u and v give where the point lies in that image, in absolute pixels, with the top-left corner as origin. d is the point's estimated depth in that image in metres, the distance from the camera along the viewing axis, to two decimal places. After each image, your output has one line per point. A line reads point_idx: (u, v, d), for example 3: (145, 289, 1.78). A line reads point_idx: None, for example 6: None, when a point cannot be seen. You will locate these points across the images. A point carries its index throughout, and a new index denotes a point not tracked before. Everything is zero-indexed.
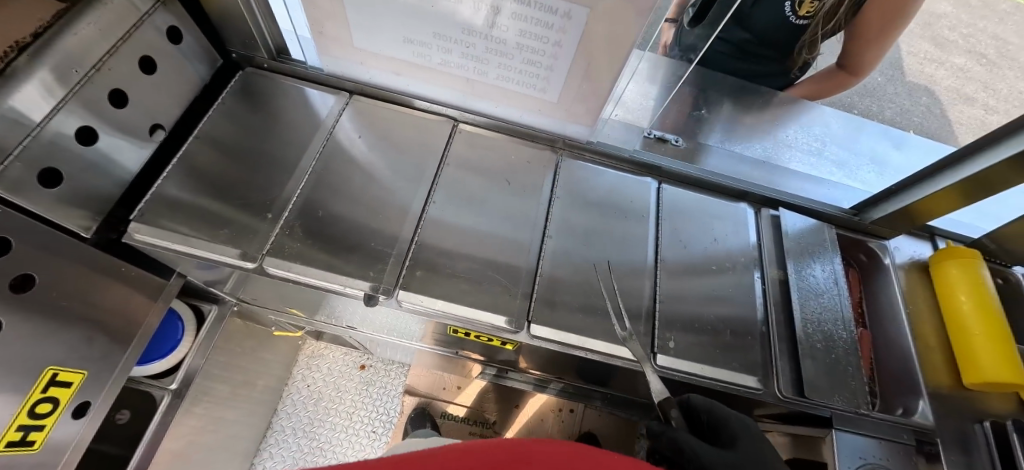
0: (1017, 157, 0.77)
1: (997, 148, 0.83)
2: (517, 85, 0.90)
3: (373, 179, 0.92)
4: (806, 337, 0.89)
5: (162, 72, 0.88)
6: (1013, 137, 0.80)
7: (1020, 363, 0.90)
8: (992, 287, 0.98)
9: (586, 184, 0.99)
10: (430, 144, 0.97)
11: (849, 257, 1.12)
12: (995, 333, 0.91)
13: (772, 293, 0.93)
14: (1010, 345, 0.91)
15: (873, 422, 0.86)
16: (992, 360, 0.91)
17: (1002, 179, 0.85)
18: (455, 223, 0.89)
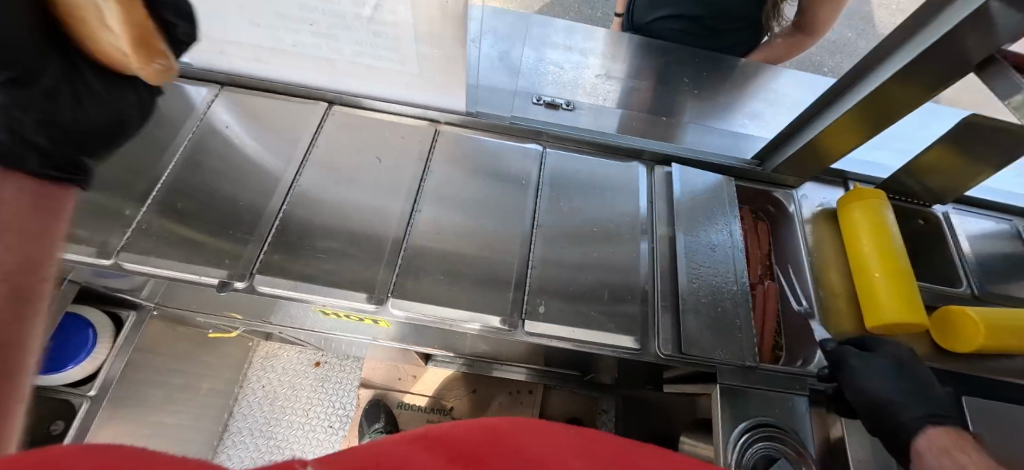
0: (905, 68, 0.72)
1: (885, 63, 0.77)
2: (379, 61, 0.87)
3: (240, 170, 0.91)
4: (690, 293, 0.86)
5: None
6: (898, 50, 0.75)
7: (920, 302, 0.87)
8: (895, 227, 0.94)
9: (464, 153, 0.96)
10: (301, 129, 0.95)
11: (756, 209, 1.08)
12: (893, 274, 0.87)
13: (656, 252, 0.91)
14: (907, 281, 0.88)
15: (760, 375, 0.84)
16: (889, 295, 0.87)
17: (898, 99, 0.80)
18: (323, 206, 0.88)
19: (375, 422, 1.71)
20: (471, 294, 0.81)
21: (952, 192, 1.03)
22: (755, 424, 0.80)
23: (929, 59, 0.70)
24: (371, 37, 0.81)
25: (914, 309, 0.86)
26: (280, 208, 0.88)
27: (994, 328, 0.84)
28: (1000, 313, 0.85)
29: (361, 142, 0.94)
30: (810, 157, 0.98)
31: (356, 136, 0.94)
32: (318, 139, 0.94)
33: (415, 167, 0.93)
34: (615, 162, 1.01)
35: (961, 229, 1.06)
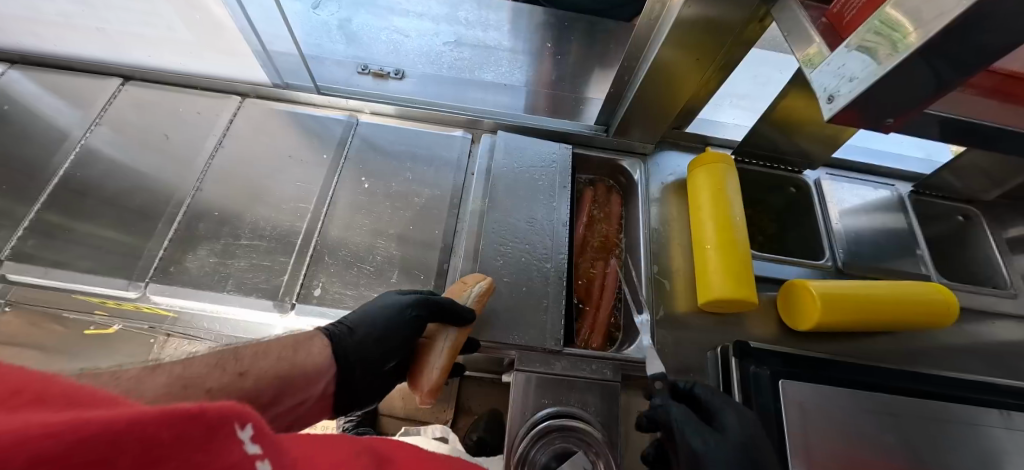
0: None
1: None
2: (149, 28, 0.81)
3: (16, 149, 0.85)
4: (492, 271, 0.79)
5: None
6: None
7: (750, 274, 0.78)
8: (735, 193, 0.84)
9: (268, 127, 0.90)
10: (91, 106, 0.89)
11: (608, 179, 0.99)
12: (722, 243, 0.78)
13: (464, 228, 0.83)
14: (742, 251, 0.79)
15: (566, 361, 0.75)
16: (722, 267, 0.78)
17: (707, 27, 0.71)
18: (101, 188, 0.82)
19: None
20: (241, 275, 0.75)
21: (826, 153, 0.94)
22: (553, 415, 0.71)
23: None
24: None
25: (744, 282, 0.77)
26: (46, 190, 0.82)
27: (834, 300, 0.75)
28: (839, 286, 0.77)
29: (151, 120, 0.88)
30: (646, 117, 0.89)
31: (146, 112, 0.88)
32: (106, 115, 0.89)
33: (207, 143, 0.87)
34: (439, 132, 0.93)
35: (832, 196, 0.97)
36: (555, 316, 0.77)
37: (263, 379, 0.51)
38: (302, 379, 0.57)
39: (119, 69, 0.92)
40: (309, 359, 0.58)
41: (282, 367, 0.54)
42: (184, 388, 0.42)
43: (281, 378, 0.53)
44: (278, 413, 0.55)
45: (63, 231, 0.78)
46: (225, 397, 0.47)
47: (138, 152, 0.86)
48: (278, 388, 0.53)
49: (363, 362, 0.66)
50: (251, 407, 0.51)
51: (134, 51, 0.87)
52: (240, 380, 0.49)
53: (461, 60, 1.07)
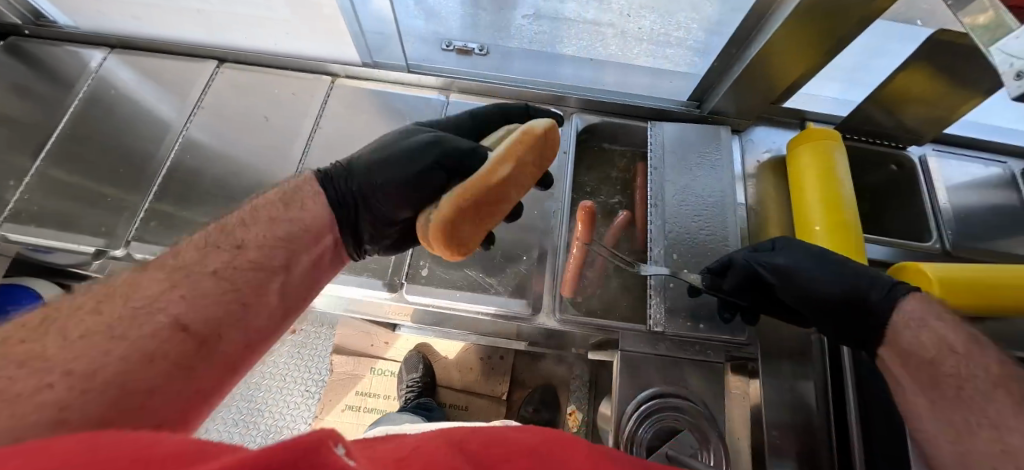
0: None
1: None
2: (247, 8, 0.81)
3: (131, 134, 0.89)
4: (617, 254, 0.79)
5: None
6: None
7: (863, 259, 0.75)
8: (846, 173, 0.80)
9: (358, 107, 0.90)
10: (188, 89, 0.91)
11: None
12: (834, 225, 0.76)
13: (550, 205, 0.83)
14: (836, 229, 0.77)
15: (669, 341, 0.76)
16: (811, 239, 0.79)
17: (836, 9, 0.66)
18: (207, 173, 0.86)
19: (412, 371, 1.76)
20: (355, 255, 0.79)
21: (935, 130, 0.88)
22: (660, 394, 0.73)
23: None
24: None
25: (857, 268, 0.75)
26: (161, 173, 0.86)
27: (953, 286, 0.72)
28: (959, 270, 0.74)
29: (247, 102, 0.89)
30: (750, 88, 0.85)
31: (244, 95, 0.90)
32: (206, 97, 0.90)
33: (304, 125, 0.88)
34: (528, 109, 0.92)
35: (938, 174, 0.91)
36: (657, 297, 0.78)
37: (198, 318, 0.39)
38: (271, 279, 0.46)
39: (211, 50, 0.93)
40: (303, 218, 0.51)
41: (247, 269, 0.44)
42: (116, 382, 0.33)
43: (218, 312, 0.41)
44: (262, 326, 0.45)
45: (180, 212, 0.82)
46: (154, 338, 0.36)
47: (236, 134, 0.88)
48: (223, 314, 0.41)
49: (386, 203, 0.59)
50: (201, 348, 0.39)
51: (226, 32, 0.87)
52: (238, 253, 0.45)
53: (542, 32, 1.04)
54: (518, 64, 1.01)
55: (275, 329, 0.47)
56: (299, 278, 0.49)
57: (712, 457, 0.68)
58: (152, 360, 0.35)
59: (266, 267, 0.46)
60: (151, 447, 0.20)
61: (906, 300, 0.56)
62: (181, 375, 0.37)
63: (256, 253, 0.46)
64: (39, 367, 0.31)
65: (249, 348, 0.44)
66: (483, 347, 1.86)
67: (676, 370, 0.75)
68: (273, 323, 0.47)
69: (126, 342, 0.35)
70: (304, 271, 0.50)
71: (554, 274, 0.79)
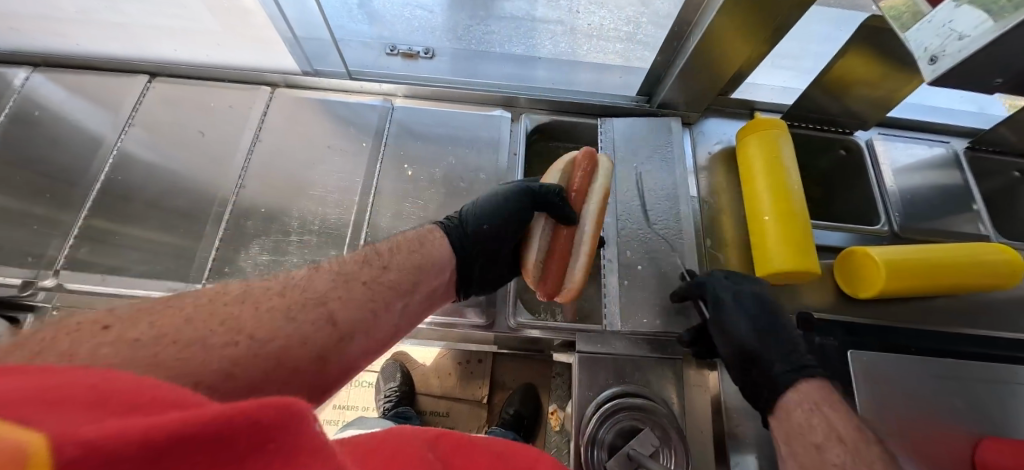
0: None
1: None
2: (172, 20, 0.77)
3: (58, 156, 0.84)
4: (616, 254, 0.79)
5: None
6: None
7: (811, 247, 0.75)
8: (791, 163, 0.81)
9: (300, 117, 0.88)
10: (120, 107, 0.87)
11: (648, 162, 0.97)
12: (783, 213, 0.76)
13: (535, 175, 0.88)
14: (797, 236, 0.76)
15: (624, 340, 0.75)
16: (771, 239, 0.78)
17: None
18: (140, 193, 0.82)
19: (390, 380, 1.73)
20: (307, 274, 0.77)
21: (877, 114, 0.90)
22: (619, 394, 0.72)
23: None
24: None
25: (807, 255, 0.75)
26: (91, 194, 0.81)
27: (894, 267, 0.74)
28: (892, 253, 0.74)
29: (182, 117, 0.86)
30: (694, 79, 0.84)
31: (178, 110, 0.86)
32: (137, 114, 0.86)
33: (243, 139, 0.85)
34: (476, 112, 0.91)
35: (884, 156, 0.93)
36: (611, 296, 0.77)
37: (345, 316, 0.49)
38: (397, 300, 0.55)
39: (141, 65, 0.89)
40: (421, 256, 0.61)
41: (387, 285, 0.54)
42: (274, 358, 0.41)
43: (361, 313, 0.50)
44: (379, 338, 0.53)
45: (113, 237, 0.78)
46: (312, 326, 0.45)
47: (172, 151, 0.84)
48: (364, 316, 0.51)
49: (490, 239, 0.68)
50: (338, 343, 0.47)
51: (156, 45, 0.84)
52: (383, 273, 0.55)
53: (489, 32, 1.03)
54: (471, 64, 1.00)
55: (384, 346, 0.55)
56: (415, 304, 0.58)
57: (672, 454, 0.68)
58: (306, 343, 0.44)
59: (399, 289, 0.55)
60: (140, 380, 0.21)
61: (807, 381, 0.56)
62: (319, 364, 0.45)
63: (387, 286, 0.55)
64: (234, 328, 0.40)
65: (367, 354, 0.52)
66: (460, 351, 1.84)
67: (637, 369, 0.74)
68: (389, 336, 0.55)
69: (296, 324, 0.44)
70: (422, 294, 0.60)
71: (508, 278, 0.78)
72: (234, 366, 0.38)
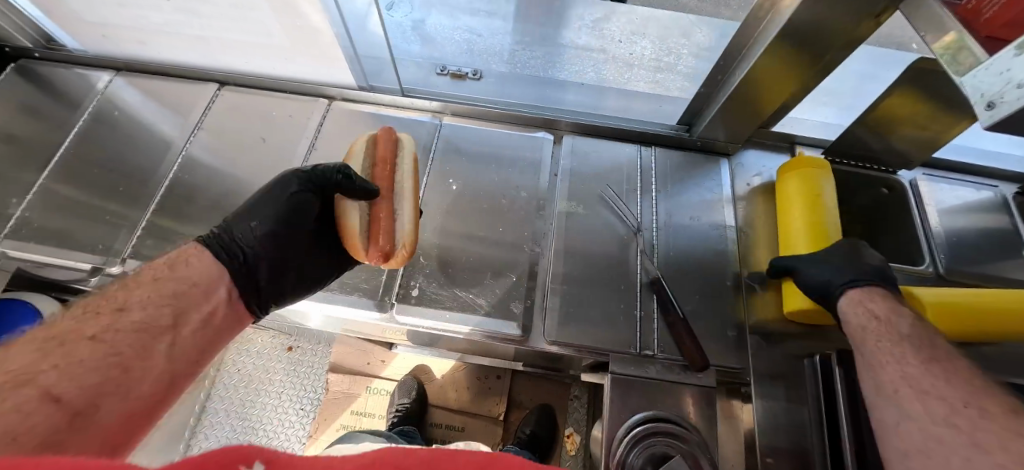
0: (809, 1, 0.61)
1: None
2: (248, 35, 0.84)
3: (133, 153, 0.91)
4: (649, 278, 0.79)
5: None
6: None
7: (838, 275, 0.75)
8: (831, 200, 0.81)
9: (353, 129, 0.92)
10: (191, 112, 0.94)
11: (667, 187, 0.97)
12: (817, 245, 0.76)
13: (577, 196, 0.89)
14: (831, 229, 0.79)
15: (658, 364, 0.75)
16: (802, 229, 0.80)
17: (818, 39, 0.68)
18: (204, 191, 0.87)
19: (404, 397, 1.73)
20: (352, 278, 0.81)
21: (922, 154, 0.89)
22: (650, 419, 0.72)
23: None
24: (231, 9, 0.78)
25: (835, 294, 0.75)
26: (161, 189, 0.88)
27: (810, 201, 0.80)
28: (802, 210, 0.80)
29: (246, 123, 0.92)
30: (736, 113, 0.86)
31: (244, 117, 0.92)
32: (207, 119, 0.93)
33: (300, 148, 0.90)
34: (519, 133, 0.95)
35: (929, 197, 0.92)
36: (645, 319, 0.77)
37: (74, 391, 0.47)
38: (157, 341, 0.57)
39: (213, 74, 0.96)
40: (189, 278, 0.64)
41: (131, 329, 0.55)
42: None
43: (96, 381, 0.49)
44: (144, 395, 0.54)
45: (178, 232, 0.83)
46: (66, 399, 0.46)
47: (235, 155, 0.90)
48: (110, 375, 0.51)
49: (246, 236, 0.71)
50: (78, 415, 0.46)
51: (229, 57, 0.91)
52: (120, 315, 0.56)
53: (534, 57, 1.08)
54: (515, 88, 1.02)
55: (158, 396, 0.57)
56: (186, 341, 0.60)
57: None
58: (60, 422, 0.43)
59: (158, 326, 0.57)
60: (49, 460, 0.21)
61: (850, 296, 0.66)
62: (49, 450, 0.42)
63: (134, 315, 0.57)
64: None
65: (129, 417, 0.53)
66: (478, 366, 1.84)
67: (670, 395, 0.74)
68: (158, 390, 0.56)
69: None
70: (189, 333, 0.61)
71: (545, 295, 0.79)
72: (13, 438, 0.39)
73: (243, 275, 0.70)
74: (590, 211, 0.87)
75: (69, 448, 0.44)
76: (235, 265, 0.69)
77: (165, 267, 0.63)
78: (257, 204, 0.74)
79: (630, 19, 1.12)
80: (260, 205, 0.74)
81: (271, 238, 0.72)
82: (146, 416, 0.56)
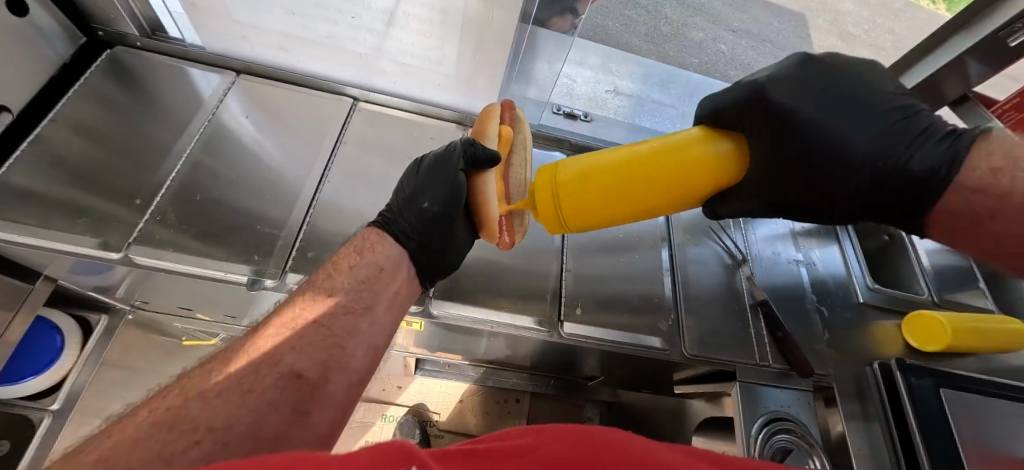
0: None
1: None
2: (414, 60, 0.88)
3: (268, 162, 0.88)
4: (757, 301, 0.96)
5: (24, 49, 0.77)
6: None
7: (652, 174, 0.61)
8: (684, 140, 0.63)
9: None
10: (325, 124, 0.93)
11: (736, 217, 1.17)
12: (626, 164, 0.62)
13: (687, 229, 1.03)
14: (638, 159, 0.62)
15: (773, 372, 0.90)
16: (686, 157, 0.62)
17: None
18: (351, 206, 0.86)
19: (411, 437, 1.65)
20: (510, 297, 0.86)
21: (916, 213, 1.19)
22: (773, 418, 0.86)
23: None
24: (417, 35, 0.83)
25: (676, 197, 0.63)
26: (308, 202, 0.85)
27: (595, 175, 0.63)
28: (601, 157, 0.64)
29: (389, 141, 0.94)
30: None
31: (385, 135, 0.94)
32: (347, 133, 0.93)
33: None
34: None
35: (920, 243, 1.22)
36: (758, 334, 0.93)
37: (308, 366, 0.58)
38: (360, 320, 0.65)
39: (345, 89, 0.97)
40: (376, 261, 0.70)
41: (338, 313, 0.63)
42: (246, 433, 0.49)
43: (322, 357, 0.59)
44: (358, 367, 0.62)
45: (331, 246, 0.82)
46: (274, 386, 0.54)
47: (379, 171, 0.91)
48: (328, 356, 0.60)
49: (407, 215, 0.76)
50: (313, 390, 0.57)
51: (377, 75, 0.93)
52: (328, 300, 0.64)
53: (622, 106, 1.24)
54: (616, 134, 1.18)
55: (370, 368, 0.65)
56: (381, 319, 0.67)
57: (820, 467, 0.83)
58: (274, 409, 0.52)
59: (354, 310, 0.65)
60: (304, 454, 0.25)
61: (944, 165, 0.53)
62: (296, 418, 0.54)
63: (337, 300, 0.65)
64: (189, 428, 0.46)
65: (351, 387, 0.61)
66: (497, 392, 1.85)
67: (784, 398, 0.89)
68: (369, 359, 0.65)
69: (256, 394, 0.52)
70: (383, 310, 0.67)
71: (678, 314, 0.91)
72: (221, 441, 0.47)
73: (420, 257, 0.76)
74: (698, 242, 1.02)
75: (306, 417, 0.55)
76: (410, 243, 0.75)
77: (360, 250, 0.72)
78: (417, 181, 0.78)
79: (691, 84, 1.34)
80: (414, 187, 0.77)
81: (433, 221, 0.75)
82: (363, 383, 0.63)
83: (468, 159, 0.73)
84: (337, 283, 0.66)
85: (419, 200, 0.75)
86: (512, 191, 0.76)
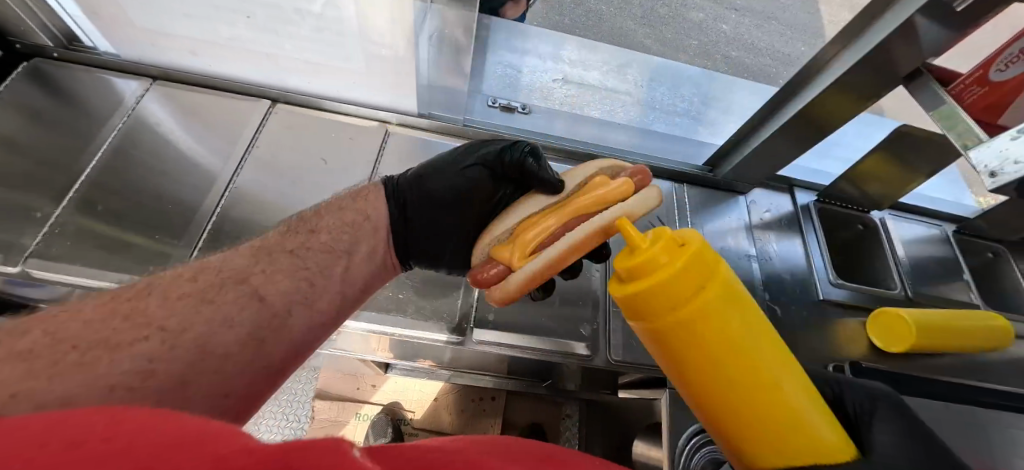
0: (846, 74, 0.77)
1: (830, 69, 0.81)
2: (323, 57, 0.84)
3: (177, 168, 0.86)
4: None
5: None
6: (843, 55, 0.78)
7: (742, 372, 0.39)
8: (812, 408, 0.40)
9: (414, 158, 0.92)
10: (242, 128, 0.90)
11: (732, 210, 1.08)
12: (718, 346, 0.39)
13: None
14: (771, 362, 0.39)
15: None
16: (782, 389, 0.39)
17: (842, 109, 0.85)
18: (262, 212, 0.84)
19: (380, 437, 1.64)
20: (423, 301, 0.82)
21: (890, 200, 1.09)
22: (705, 427, 0.80)
23: (883, 57, 0.71)
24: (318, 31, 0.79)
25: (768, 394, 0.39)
26: (214, 210, 0.83)
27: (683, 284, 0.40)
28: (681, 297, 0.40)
29: (306, 142, 0.91)
30: (758, 160, 1.01)
31: (301, 136, 0.91)
32: (260, 136, 0.90)
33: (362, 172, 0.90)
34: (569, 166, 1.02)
35: (896, 233, 1.12)
36: None
37: (273, 293, 0.55)
38: (332, 265, 0.62)
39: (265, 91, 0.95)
40: (354, 217, 0.69)
41: (316, 249, 0.62)
42: (194, 346, 0.46)
43: (289, 289, 0.56)
44: (324, 310, 0.59)
45: None
46: (237, 300, 0.52)
47: (294, 175, 0.88)
48: (296, 290, 0.57)
49: (417, 197, 0.76)
50: (272, 324, 0.53)
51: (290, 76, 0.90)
52: (310, 235, 0.64)
53: (569, 97, 1.17)
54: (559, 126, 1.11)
55: (336, 315, 0.62)
56: (356, 268, 0.65)
57: None
58: (232, 326, 0.49)
59: (333, 251, 0.63)
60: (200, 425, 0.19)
61: None
62: (250, 343, 0.51)
63: (312, 247, 0.62)
64: (143, 322, 0.44)
65: (316, 328, 0.58)
66: (471, 390, 1.83)
67: None
68: (335, 307, 0.61)
69: (215, 305, 0.49)
70: (361, 259, 0.66)
71: (607, 317, 0.86)
72: (151, 361, 0.42)
73: (400, 232, 0.73)
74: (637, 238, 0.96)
75: (261, 344, 0.52)
76: (399, 221, 0.73)
77: (356, 203, 0.72)
78: (436, 162, 0.79)
79: (649, 68, 1.26)
80: (439, 164, 0.79)
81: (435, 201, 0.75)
82: (332, 327, 0.61)
83: (495, 153, 0.77)
84: (324, 230, 0.65)
85: (428, 182, 0.75)
86: (533, 236, 0.68)
